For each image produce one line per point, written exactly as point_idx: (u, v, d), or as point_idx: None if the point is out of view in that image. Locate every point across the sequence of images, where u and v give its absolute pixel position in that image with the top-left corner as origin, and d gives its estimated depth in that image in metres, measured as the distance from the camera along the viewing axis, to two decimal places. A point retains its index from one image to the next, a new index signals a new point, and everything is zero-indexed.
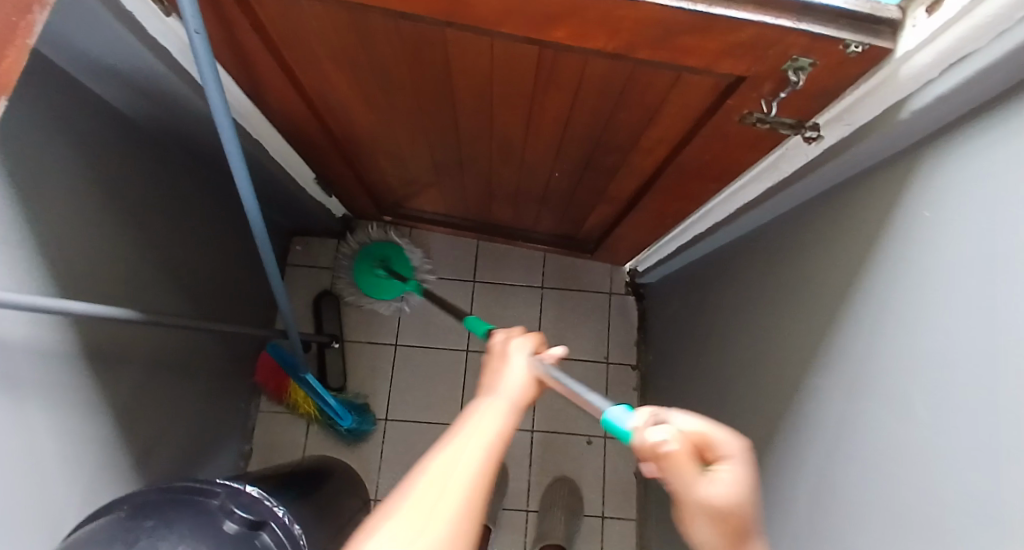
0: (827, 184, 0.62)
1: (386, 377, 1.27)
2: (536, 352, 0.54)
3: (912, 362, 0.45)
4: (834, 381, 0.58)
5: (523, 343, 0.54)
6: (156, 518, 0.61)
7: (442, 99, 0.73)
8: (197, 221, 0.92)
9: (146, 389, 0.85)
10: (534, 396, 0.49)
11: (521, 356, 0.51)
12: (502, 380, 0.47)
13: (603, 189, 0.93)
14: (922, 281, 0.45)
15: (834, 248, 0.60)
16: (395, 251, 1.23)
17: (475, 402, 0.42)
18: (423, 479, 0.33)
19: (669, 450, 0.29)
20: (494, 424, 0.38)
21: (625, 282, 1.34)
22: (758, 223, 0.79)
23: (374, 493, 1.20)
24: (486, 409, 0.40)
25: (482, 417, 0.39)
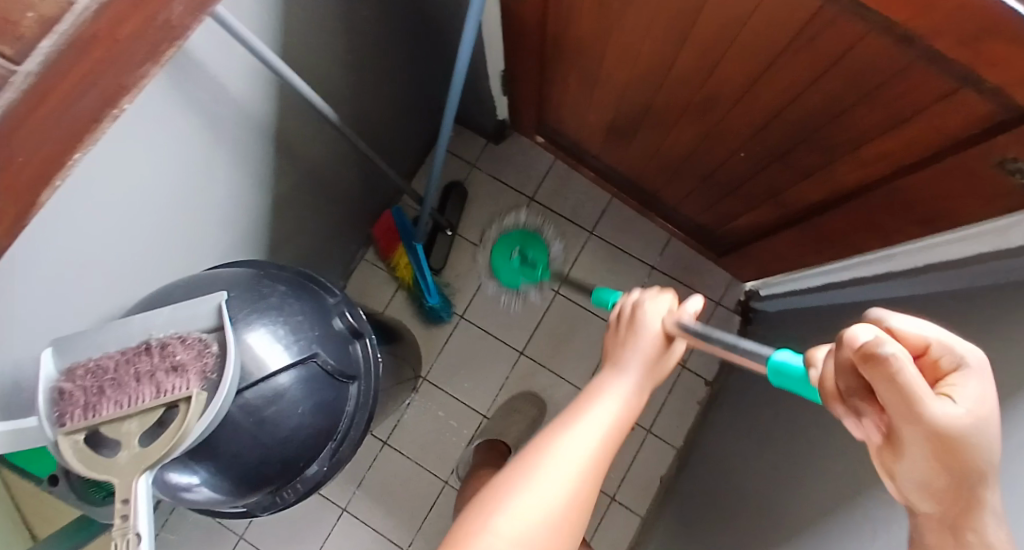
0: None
1: (477, 280, 1.31)
2: (671, 313, 0.56)
3: None
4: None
5: (657, 303, 0.57)
6: (286, 285, 0.69)
7: (674, 35, 0.72)
8: (394, 63, 0.96)
9: (299, 189, 0.93)
10: (664, 360, 0.54)
11: (652, 318, 0.56)
12: (628, 357, 0.53)
13: (782, 190, 0.90)
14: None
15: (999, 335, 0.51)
16: (530, 239, 1.30)
17: (598, 382, 0.50)
18: (547, 467, 0.40)
19: (900, 358, 0.24)
20: (616, 407, 0.47)
21: (738, 299, 1.28)
22: (926, 291, 0.68)
23: (425, 373, 1.27)
24: (609, 393, 0.49)
25: (600, 408, 0.47)
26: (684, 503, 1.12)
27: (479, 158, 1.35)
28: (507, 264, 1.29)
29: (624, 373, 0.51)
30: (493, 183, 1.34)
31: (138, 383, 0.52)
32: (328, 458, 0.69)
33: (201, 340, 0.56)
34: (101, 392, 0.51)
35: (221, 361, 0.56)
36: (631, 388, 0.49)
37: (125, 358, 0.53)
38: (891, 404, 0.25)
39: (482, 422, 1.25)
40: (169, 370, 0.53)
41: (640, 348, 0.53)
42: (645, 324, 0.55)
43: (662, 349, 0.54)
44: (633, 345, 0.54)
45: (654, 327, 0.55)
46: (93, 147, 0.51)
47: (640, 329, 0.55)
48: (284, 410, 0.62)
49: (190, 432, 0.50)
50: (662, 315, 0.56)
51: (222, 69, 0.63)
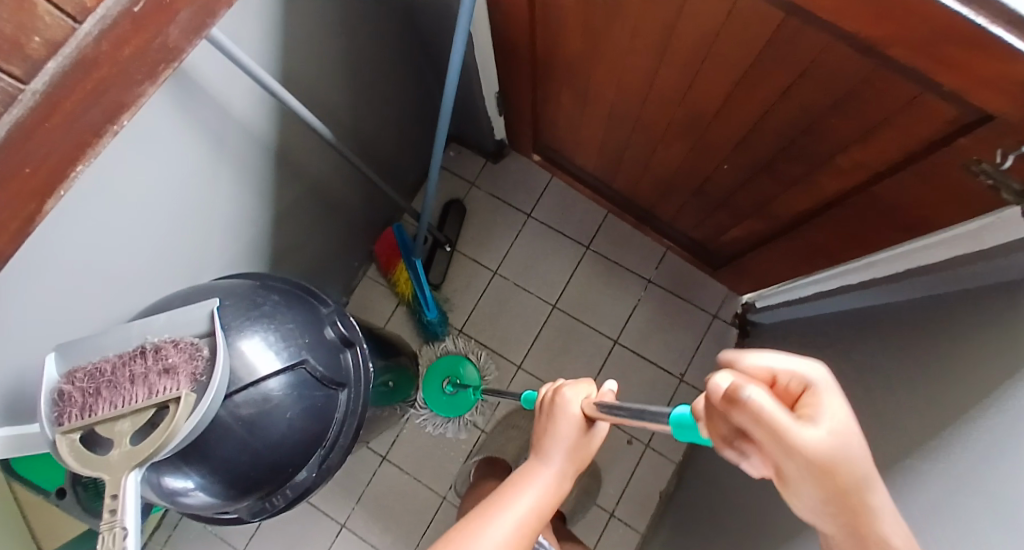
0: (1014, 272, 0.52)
1: (475, 295, 1.33)
2: (591, 397, 0.55)
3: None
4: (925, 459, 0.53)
5: (577, 390, 0.56)
6: (280, 294, 0.72)
7: (656, 50, 0.74)
8: (392, 85, 1.01)
9: (299, 205, 0.96)
10: (587, 447, 0.53)
11: (573, 399, 0.54)
12: (548, 449, 0.51)
13: (766, 201, 0.91)
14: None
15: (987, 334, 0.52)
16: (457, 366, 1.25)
17: (516, 475, 0.49)
18: None
19: (757, 397, 0.22)
20: (529, 503, 0.45)
21: (735, 312, 1.28)
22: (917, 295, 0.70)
23: (424, 387, 1.29)
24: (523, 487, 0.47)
25: (511, 504, 0.44)
26: (681, 518, 1.10)
27: (478, 177, 1.38)
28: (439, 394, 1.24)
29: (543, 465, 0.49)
30: (491, 200, 1.37)
31: (131, 384, 0.54)
32: (316, 465, 0.71)
33: (193, 344, 0.58)
34: (97, 393, 0.54)
35: (211, 365, 0.58)
36: (550, 480, 0.48)
37: (122, 360, 0.56)
38: (766, 444, 0.23)
39: (481, 436, 1.26)
40: (161, 373, 0.55)
41: (563, 431, 0.52)
42: (566, 406, 0.54)
43: (583, 435, 0.53)
44: (555, 429, 0.53)
45: (574, 407, 0.54)
46: (94, 161, 0.54)
47: (560, 416, 0.53)
48: (274, 415, 0.64)
49: (176, 433, 0.52)
50: (583, 400, 0.54)
51: (223, 89, 0.67)
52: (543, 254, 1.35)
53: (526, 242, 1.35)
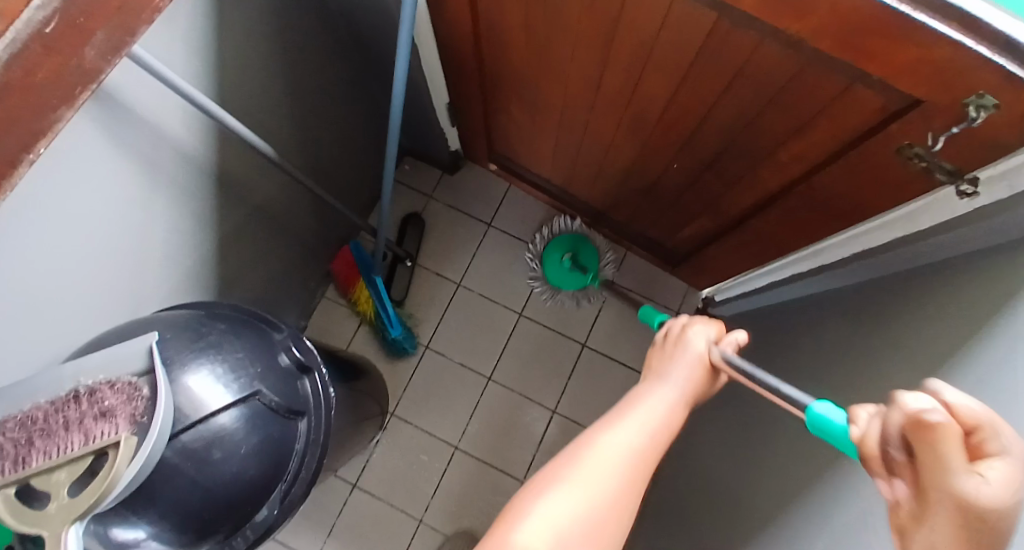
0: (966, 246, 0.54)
1: (440, 309, 1.31)
2: (715, 338, 0.53)
3: None
4: None
5: (706, 328, 0.53)
6: (225, 323, 0.69)
7: (598, 55, 0.75)
8: (337, 101, 0.99)
9: (247, 229, 0.93)
10: (706, 384, 0.50)
11: (698, 339, 0.52)
12: (670, 372, 0.49)
13: (716, 198, 0.93)
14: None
15: (936, 311, 0.54)
16: (581, 243, 1.30)
17: (641, 389, 0.47)
18: (581, 467, 0.36)
19: (947, 428, 0.22)
20: (660, 415, 0.43)
21: (695, 307, 1.31)
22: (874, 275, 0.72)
23: (393, 407, 1.26)
24: (653, 399, 0.44)
25: (642, 414, 0.42)
26: (660, 516, 1.11)
27: (434, 189, 1.37)
28: (558, 266, 1.30)
29: (670, 384, 0.47)
30: (449, 212, 1.36)
31: (67, 431, 0.50)
32: (278, 501, 0.67)
33: (131, 383, 0.54)
34: (30, 443, 0.49)
35: (152, 405, 0.53)
36: (672, 405, 0.45)
37: (54, 407, 0.51)
38: (930, 470, 0.22)
39: (455, 453, 1.23)
40: (97, 417, 0.51)
41: (686, 365, 0.49)
42: (689, 346, 0.51)
43: (706, 376, 0.50)
44: (675, 363, 0.50)
45: (700, 348, 0.51)
46: (10, 194, 0.50)
47: (685, 346, 0.51)
48: (226, 452, 0.61)
49: (118, 480, 0.48)
50: (708, 340, 0.52)
51: (153, 109, 0.64)
52: (506, 262, 1.34)
53: (487, 252, 1.35)
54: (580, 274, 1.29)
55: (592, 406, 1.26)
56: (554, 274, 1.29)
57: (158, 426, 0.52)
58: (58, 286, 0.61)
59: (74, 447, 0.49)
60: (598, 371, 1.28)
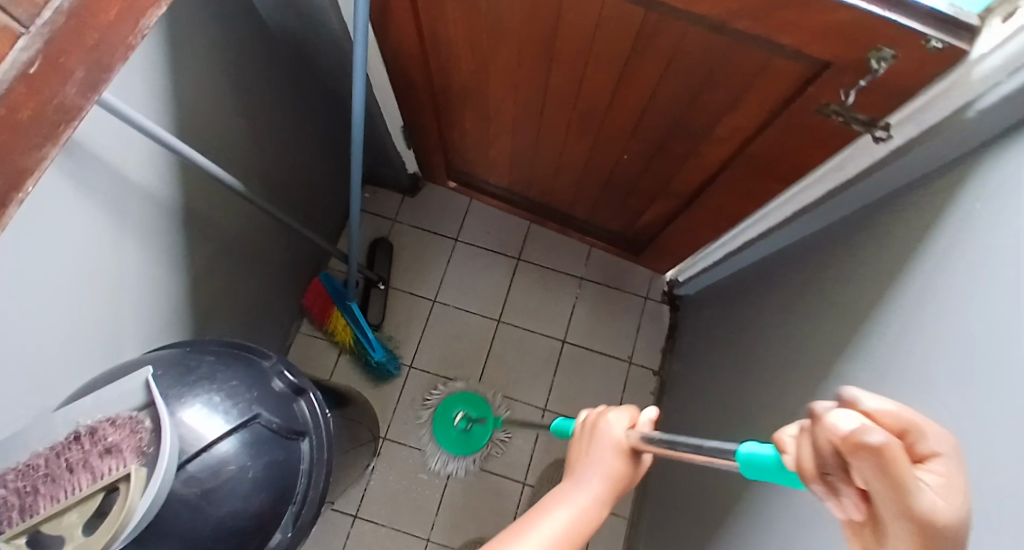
0: (902, 178, 0.62)
1: (419, 327, 1.33)
2: (630, 426, 0.49)
3: (957, 342, 0.45)
4: (857, 359, 0.61)
5: (619, 416, 0.50)
6: (216, 354, 0.69)
7: (542, 60, 0.81)
8: (295, 133, 1.01)
9: (215, 267, 0.93)
10: (625, 478, 0.47)
11: (611, 426, 0.49)
12: (576, 478, 0.45)
13: (667, 181, 1.00)
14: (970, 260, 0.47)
15: (898, 241, 0.61)
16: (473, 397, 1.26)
17: (540, 502, 0.44)
18: None
19: (892, 446, 0.18)
20: (546, 540, 0.39)
21: (662, 290, 1.38)
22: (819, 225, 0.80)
23: (384, 431, 1.25)
24: (547, 519, 0.41)
25: (530, 538, 0.39)
26: (663, 492, 1.15)
27: (397, 212, 1.39)
28: (451, 432, 1.24)
29: (571, 495, 0.43)
30: (416, 232, 1.39)
31: (71, 473, 0.50)
32: (290, 524, 0.66)
33: (132, 418, 0.54)
34: (35, 490, 0.49)
35: (157, 434, 0.54)
36: (583, 510, 0.43)
37: (54, 451, 0.51)
38: (875, 492, 0.19)
39: (452, 467, 1.24)
40: (102, 454, 0.51)
41: (598, 461, 0.47)
42: (603, 437, 0.48)
43: (622, 468, 0.46)
44: (589, 463, 0.47)
45: (613, 438, 0.48)
46: None
47: (594, 443, 0.48)
48: (232, 480, 0.60)
49: (132, 513, 0.48)
50: (619, 429, 0.48)
51: (118, 152, 0.65)
52: (477, 273, 1.37)
53: (458, 266, 1.38)
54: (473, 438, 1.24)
55: (579, 399, 1.30)
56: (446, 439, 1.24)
57: (166, 457, 0.51)
58: (39, 336, 0.60)
59: (82, 486, 0.50)
60: (581, 365, 1.32)
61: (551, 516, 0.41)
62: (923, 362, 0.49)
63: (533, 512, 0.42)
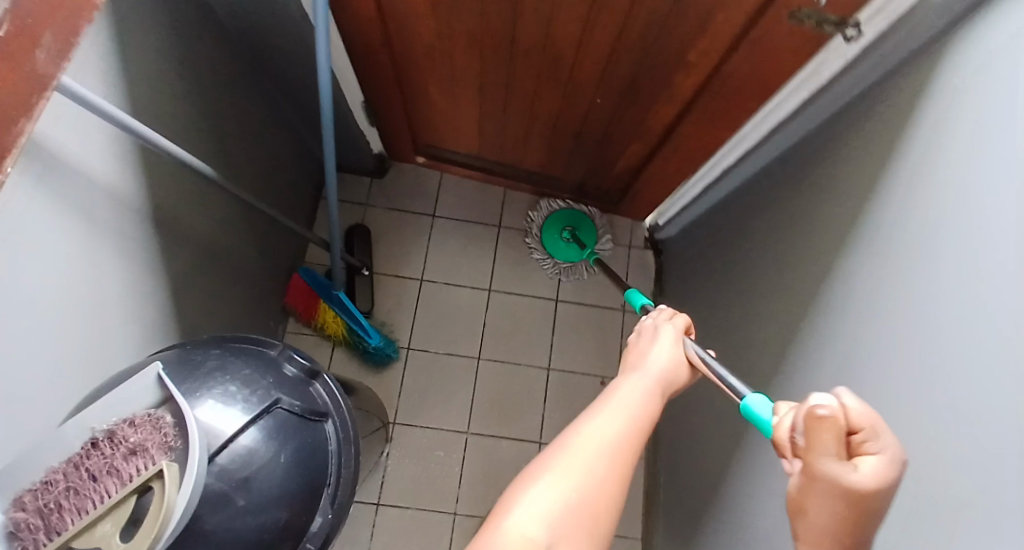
0: (876, 74, 0.65)
1: (411, 308, 1.30)
2: (684, 334, 0.56)
3: (974, 206, 0.47)
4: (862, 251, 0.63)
5: (673, 325, 0.57)
6: (221, 347, 0.66)
7: (506, 9, 0.79)
8: (254, 121, 0.96)
9: (191, 269, 0.88)
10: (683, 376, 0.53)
11: (666, 331, 0.55)
12: (648, 356, 0.51)
13: (641, 121, 1.00)
14: (964, 128, 0.49)
15: (881, 133, 0.63)
16: (579, 218, 1.33)
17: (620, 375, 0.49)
18: (571, 447, 0.38)
19: None
20: (640, 394, 0.45)
21: (643, 237, 1.40)
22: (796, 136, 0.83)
23: (393, 416, 1.23)
24: (633, 381, 0.47)
25: (625, 391, 0.45)
26: (676, 427, 1.18)
27: (368, 196, 1.36)
28: (558, 239, 1.33)
29: (648, 365, 0.49)
30: (390, 214, 1.35)
31: (97, 482, 0.46)
32: (329, 506, 0.65)
33: (151, 416, 0.51)
34: (59, 507, 0.45)
35: (181, 427, 0.51)
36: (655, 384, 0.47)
37: (72, 464, 0.47)
38: None
39: (467, 440, 1.23)
40: (128, 456, 0.48)
41: (659, 350, 0.52)
42: (661, 334, 0.55)
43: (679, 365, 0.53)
44: (650, 351, 0.52)
45: (672, 338, 0.54)
46: None
47: (657, 339, 0.54)
48: (266, 468, 0.58)
49: (174, 507, 0.45)
50: (677, 333, 0.55)
51: (79, 150, 0.59)
52: (460, 246, 1.36)
53: (440, 242, 1.35)
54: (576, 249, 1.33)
55: (580, 353, 1.31)
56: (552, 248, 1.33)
57: (197, 447, 0.48)
58: (28, 356, 0.56)
59: (112, 492, 0.46)
60: (577, 321, 1.34)
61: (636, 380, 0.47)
62: (945, 234, 0.50)
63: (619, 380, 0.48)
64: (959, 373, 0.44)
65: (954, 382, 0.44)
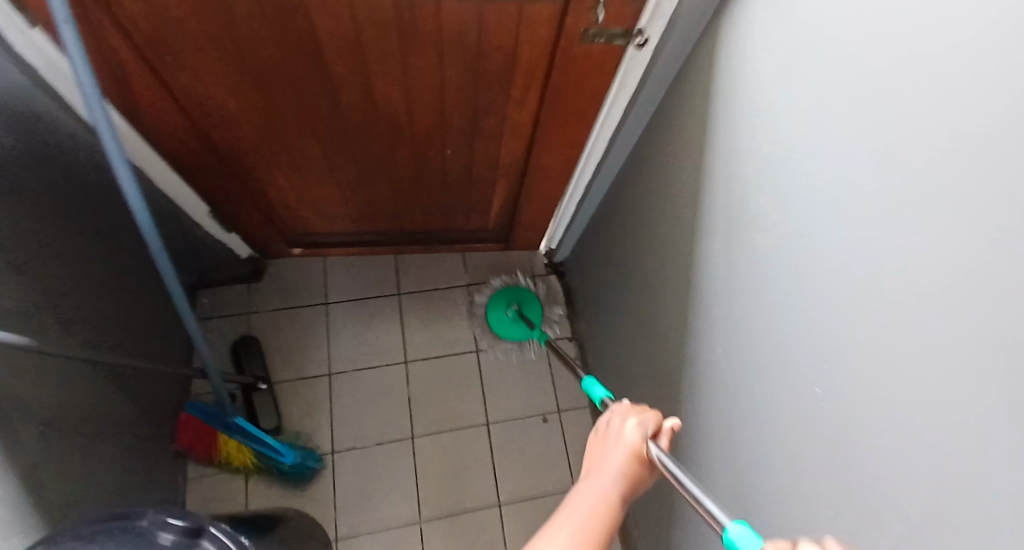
0: (674, 69, 0.70)
1: (327, 406, 1.21)
2: (649, 432, 0.52)
3: (789, 164, 0.50)
4: (718, 231, 0.66)
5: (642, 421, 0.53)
6: (73, 538, 0.56)
7: (321, 89, 0.78)
8: (90, 263, 0.86)
9: (56, 448, 0.75)
10: (642, 478, 0.50)
11: (630, 430, 0.52)
12: (608, 465, 0.49)
13: (495, 159, 1.01)
14: (762, 99, 0.53)
15: (698, 120, 0.67)
16: (523, 294, 1.32)
17: (580, 484, 0.47)
18: None
19: None
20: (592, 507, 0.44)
21: (543, 264, 1.40)
22: (636, 137, 0.87)
23: (335, 532, 1.11)
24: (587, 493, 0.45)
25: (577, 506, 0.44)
26: None
27: (249, 303, 1.26)
28: (501, 317, 1.31)
29: (606, 476, 0.48)
30: (279, 315, 1.27)
31: None
32: None
33: None
34: None
35: None
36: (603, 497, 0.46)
37: None
38: None
39: (423, 528, 1.14)
40: None
41: (617, 456, 0.50)
42: (622, 437, 0.51)
43: (639, 468, 0.50)
44: (609, 457, 0.50)
45: (632, 439, 0.51)
46: None
47: (620, 440, 0.51)
48: None
49: None
50: (642, 434, 0.51)
51: None
52: (362, 327, 1.29)
53: (340, 328, 1.28)
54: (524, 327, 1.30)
55: (514, 397, 1.27)
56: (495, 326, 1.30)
57: None
58: None
59: None
60: (502, 365, 1.30)
61: (593, 493, 0.45)
62: (776, 198, 0.53)
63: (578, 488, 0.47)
64: (836, 323, 0.45)
65: (836, 335, 0.45)
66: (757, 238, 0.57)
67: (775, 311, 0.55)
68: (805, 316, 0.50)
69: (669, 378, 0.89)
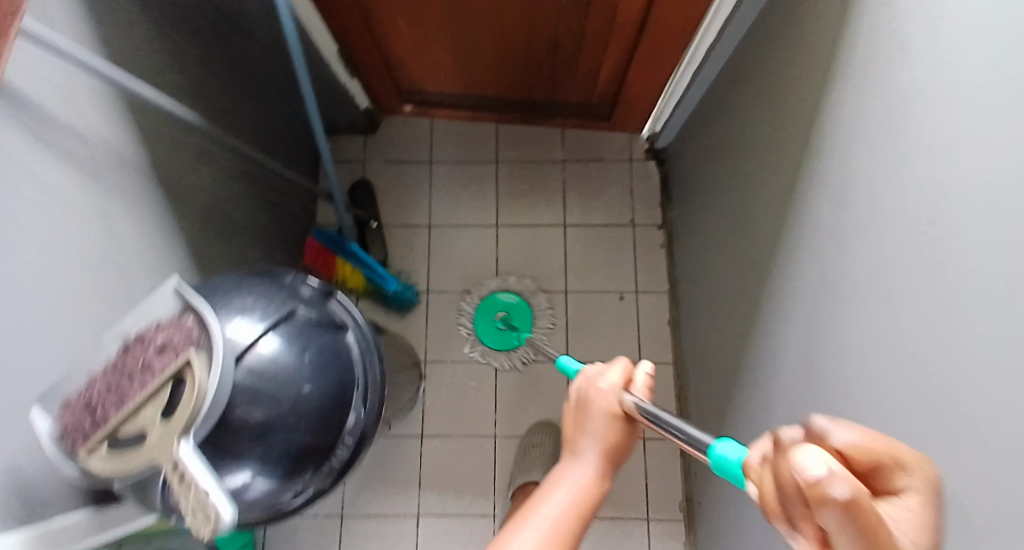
0: None
1: (424, 254, 1.35)
2: (615, 393, 0.61)
3: None
4: (841, 76, 0.63)
5: (610, 380, 0.62)
6: (240, 274, 0.71)
7: None
8: (241, 87, 0.99)
9: (212, 231, 0.92)
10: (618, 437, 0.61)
11: (601, 398, 0.61)
12: (582, 443, 0.61)
13: (613, 14, 0.99)
14: None
15: None
16: (518, 307, 1.29)
17: (563, 466, 0.61)
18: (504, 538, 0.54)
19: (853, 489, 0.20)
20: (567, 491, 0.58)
21: (644, 148, 1.38)
22: None
23: (424, 356, 1.28)
24: (568, 479, 0.59)
25: (558, 493, 0.58)
26: (698, 325, 1.18)
27: (365, 154, 1.39)
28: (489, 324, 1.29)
29: (583, 453, 0.60)
30: (390, 167, 1.39)
31: (138, 376, 0.49)
32: (361, 405, 0.68)
33: (178, 321, 0.52)
34: (110, 398, 0.49)
35: (203, 327, 0.52)
36: (583, 481, 0.59)
37: (116, 365, 0.51)
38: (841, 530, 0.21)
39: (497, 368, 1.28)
40: (158, 353, 0.50)
41: (591, 434, 0.61)
42: (594, 407, 0.61)
43: (615, 430, 0.60)
44: (585, 435, 0.61)
45: (602, 405, 0.61)
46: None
47: (592, 413, 0.61)
48: (288, 376, 0.62)
49: (206, 392, 0.48)
50: (607, 399, 0.61)
51: (81, 116, 0.62)
52: (461, 188, 1.38)
53: (441, 186, 1.38)
54: (510, 336, 1.28)
55: (595, 272, 1.33)
56: (481, 331, 1.28)
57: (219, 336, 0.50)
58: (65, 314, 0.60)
59: (150, 383, 0.49)
60: (587, 241, 1.35)
61: (569, 481, 0.59)
62: (911, 17, 0.49)
63: (557, 477, 0.60)
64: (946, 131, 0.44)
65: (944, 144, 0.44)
66: (879, 71, 0.55)
67: (883, 140, 0.54)
68: (916, 146, 0.48)
69: (758, 250, 0.89)
